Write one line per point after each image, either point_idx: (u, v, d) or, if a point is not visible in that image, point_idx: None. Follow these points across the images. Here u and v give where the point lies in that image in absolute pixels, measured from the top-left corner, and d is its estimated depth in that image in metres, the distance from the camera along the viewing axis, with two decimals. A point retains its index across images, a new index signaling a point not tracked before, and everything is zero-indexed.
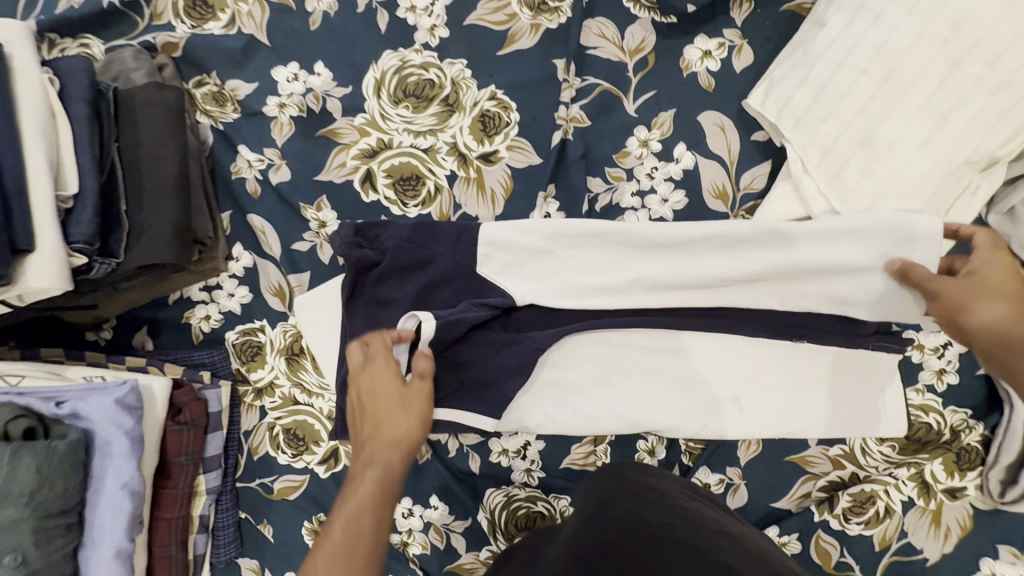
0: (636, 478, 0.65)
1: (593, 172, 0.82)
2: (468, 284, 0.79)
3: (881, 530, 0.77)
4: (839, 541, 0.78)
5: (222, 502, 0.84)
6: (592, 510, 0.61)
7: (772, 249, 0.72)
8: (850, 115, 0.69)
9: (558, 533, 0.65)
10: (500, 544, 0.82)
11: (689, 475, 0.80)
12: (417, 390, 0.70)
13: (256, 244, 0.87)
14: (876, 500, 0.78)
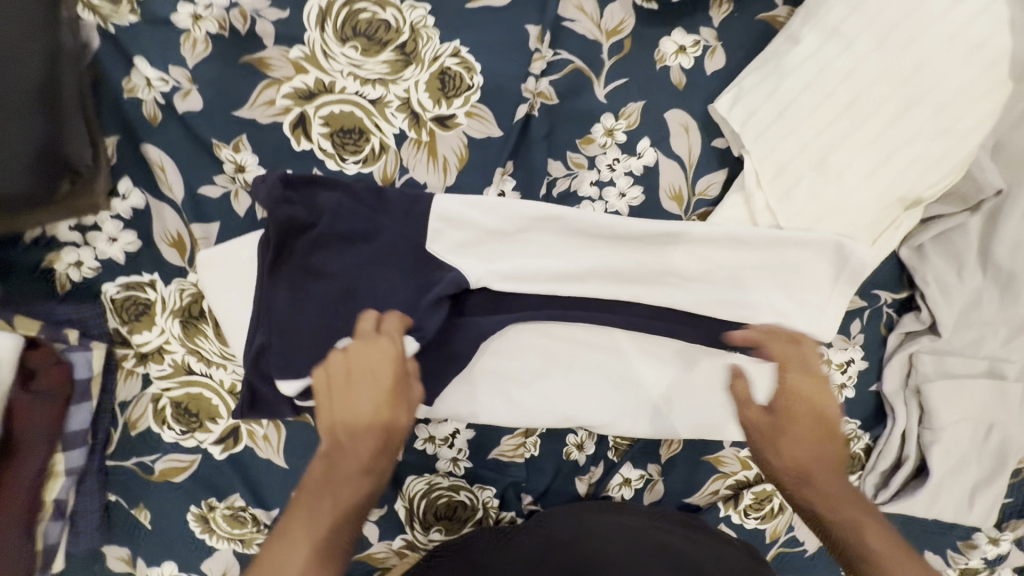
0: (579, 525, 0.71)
1: (556, 154, 0.78)
2: (412, 264, 0.73)
3: (773, 524, 0.85)
4: (736, 531, 0.85)
5: (84, 484, 0.71)
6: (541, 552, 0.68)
7: (721, 249, 0.75)
8: (808, 137, 0.71)
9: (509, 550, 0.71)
10: (417, 533, 0.79)
11: (612, 472, 0.81)
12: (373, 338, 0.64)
13: (150, 182, 0.72)
14: (772, 497, 0.84)
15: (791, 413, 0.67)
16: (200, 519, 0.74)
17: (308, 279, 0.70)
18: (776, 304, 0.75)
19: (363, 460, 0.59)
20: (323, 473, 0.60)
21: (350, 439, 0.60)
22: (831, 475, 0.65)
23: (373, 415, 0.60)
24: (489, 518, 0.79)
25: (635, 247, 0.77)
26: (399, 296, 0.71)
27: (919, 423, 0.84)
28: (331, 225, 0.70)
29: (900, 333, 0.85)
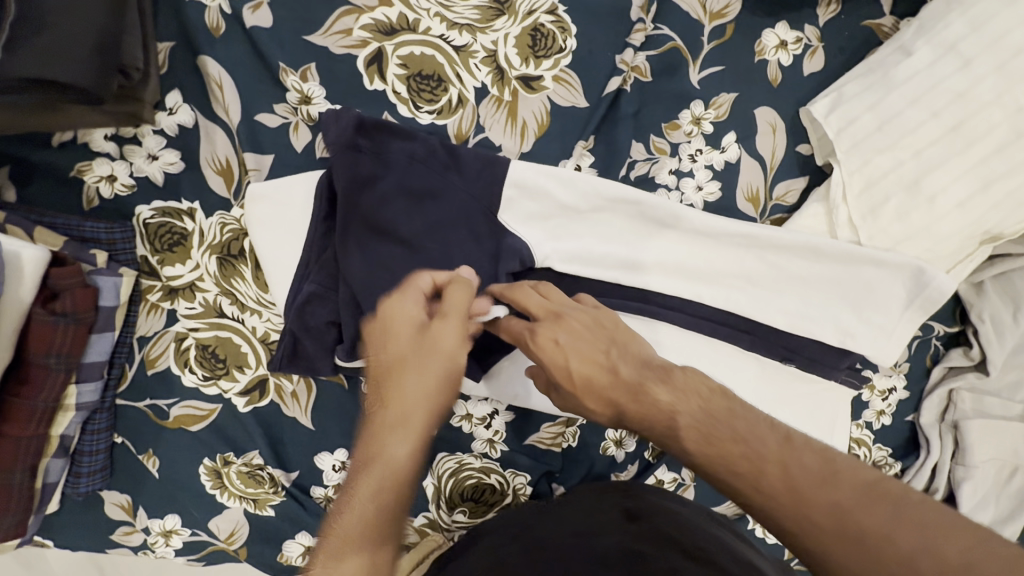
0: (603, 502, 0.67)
1: (639, 136, 0.73)
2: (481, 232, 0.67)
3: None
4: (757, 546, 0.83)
5: (93, 421, 0.65)
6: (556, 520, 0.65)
7: (796, 258, 0.72)
8: (906, 154, 0.69)
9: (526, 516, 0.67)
10: (440, 512, 0.75)
11: (647, 473, 0.78)
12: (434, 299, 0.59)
13: (203, 99, 0.65)
14: None
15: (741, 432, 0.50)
16: (211, 473, 0.69)
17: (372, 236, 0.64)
18: (841, 321, 0.73)
19: (427, 390, 0.53)
20: (389, 416, 0.51)
21: (403, 370, 0.53)
22: (836, 514, 0.43)
23: (422, 361, 0.54)
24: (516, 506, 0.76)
25: (707, 244, 0.73)
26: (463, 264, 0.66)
27: (951, 458, 0.84)
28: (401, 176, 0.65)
29: (944, 366, 0.85)
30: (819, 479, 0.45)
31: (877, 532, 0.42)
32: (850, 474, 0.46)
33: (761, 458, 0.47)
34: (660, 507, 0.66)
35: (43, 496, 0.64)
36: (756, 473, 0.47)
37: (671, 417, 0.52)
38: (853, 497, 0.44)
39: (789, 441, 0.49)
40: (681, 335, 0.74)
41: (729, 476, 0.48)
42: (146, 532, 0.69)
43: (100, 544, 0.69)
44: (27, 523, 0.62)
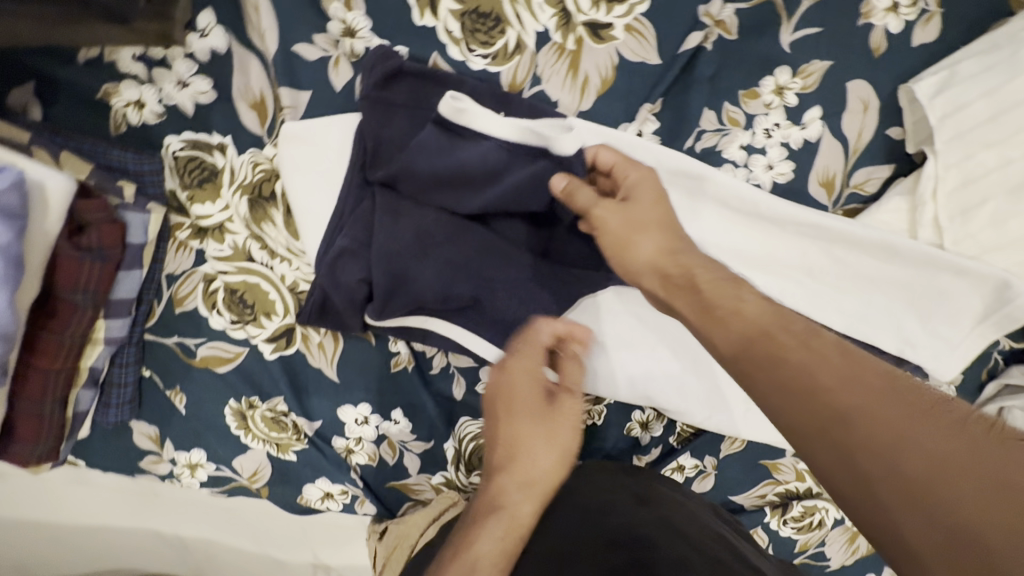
0: (618, 483, 0.66)
1: (713, 102, 0.65)
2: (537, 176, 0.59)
3: (806, 537, 0.83)
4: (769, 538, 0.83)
5: (122, 354, 0.65)
6: (556, 496, 0.64)
7: (868, 256, 0.66)
8: (1018, 151, 0.60)
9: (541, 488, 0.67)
10: (458, 474, 0.74)
11: (670, 457, 0.77)
12: None
13: (238, 21, 0.59)
14: (815, 513, 0.81)
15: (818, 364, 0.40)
16: (236, 415, 0.69)
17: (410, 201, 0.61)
18: (904, 329, 0.67)
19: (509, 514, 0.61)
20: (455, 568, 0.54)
21: (486, 517, 0.60)
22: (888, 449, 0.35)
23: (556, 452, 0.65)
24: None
25: (772, 231, 0.67)
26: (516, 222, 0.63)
27: None
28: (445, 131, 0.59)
29: (1001, 383, 0.79)
30: (870, 404, 0.37)
31: (905, 479, 0.35)
32: (912, 399, 0.37)
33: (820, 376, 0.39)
34: (668, 494, 0.64)
35: (74, 425, 0.64)
36: (824, 389, 0.38)
37: (786, 354, 0.41)
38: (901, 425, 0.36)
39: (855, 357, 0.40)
40: None
41: (784, 403, 0.39)
42: (172, 463, 0.70)
43: (129, 469, 0.71)
44: (60, 448, 0.63)
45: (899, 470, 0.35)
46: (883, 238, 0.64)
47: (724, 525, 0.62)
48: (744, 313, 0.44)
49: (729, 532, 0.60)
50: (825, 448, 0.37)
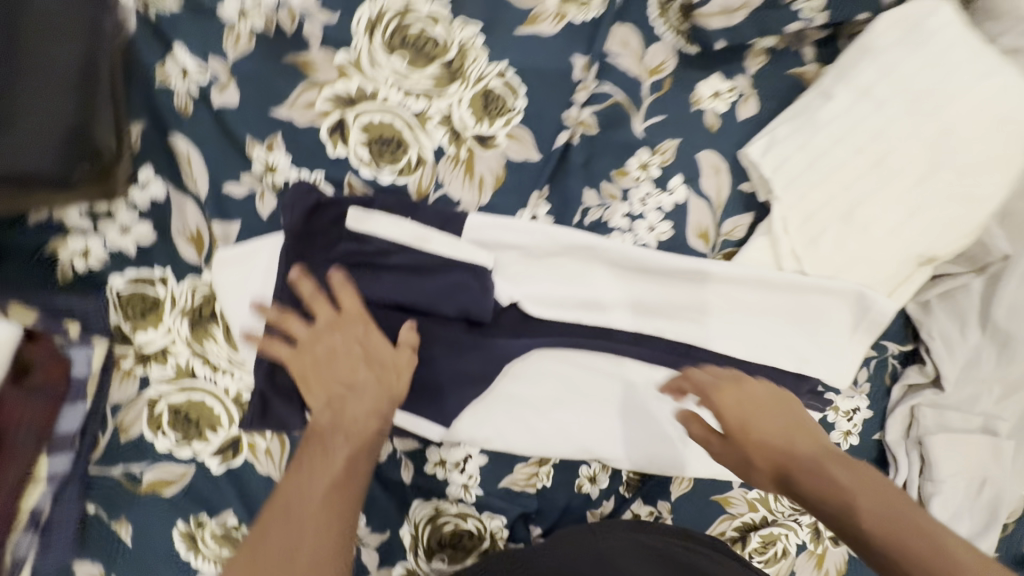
0: (591, 540, 0.71)
1: (590, 183, 0.78)
2: (451, 274, 0.71)
3: (776, 569, 0.85)
4: None
5: (64, 492, 0.64)
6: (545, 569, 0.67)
7: (748, 290, 0.76)
8: (835, 189, 0.74)
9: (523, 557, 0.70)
10: (419, 561, 0.75)
11: (622, 507, 0.80)
12: (353, 323, 0.66)
13: (175, 172, 0.68)
14: (777, 542, 0.84)
15: (822, 468, 0.62)
16: (185, 537, 0.69)
17: None
18: (796, 348, 0.76)
19: (355, 421, 0.61)
20: (310, 463, 0.58)
21: (338, 400, 0.62)
22: (833, 494, 0.60)
23: (376, 376, 0.64)
24: (495, 547, 0.77)
25: (663, 282, 0.77)
26: (442, 305, 0.72)
27: (919, 474, 0.85)
28: (343, 296, 0.66)
29: (903, 384, 0.87)
30: (884, 522, 0.56)
31: (885, 539, 0.55)
32: (880, 486, 0.59)
33: (793, 463, 0.64)
34: (606, 539, 0.71)
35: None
36: (817, 497, 0.61)
37: (817, 463, 0.63)
38: (875, 514, 0.57)
39: (846, 462, 0.63)
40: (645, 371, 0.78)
41: (822, 500, 0.61)
42: None
43: None
44: None
45: (907, 518, 0.56)
46: (754, 274, 0.75)
47: (666, 544, 0.71)
48: (709, 378, 0.69)
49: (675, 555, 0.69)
50: (829, 511, 0.60)
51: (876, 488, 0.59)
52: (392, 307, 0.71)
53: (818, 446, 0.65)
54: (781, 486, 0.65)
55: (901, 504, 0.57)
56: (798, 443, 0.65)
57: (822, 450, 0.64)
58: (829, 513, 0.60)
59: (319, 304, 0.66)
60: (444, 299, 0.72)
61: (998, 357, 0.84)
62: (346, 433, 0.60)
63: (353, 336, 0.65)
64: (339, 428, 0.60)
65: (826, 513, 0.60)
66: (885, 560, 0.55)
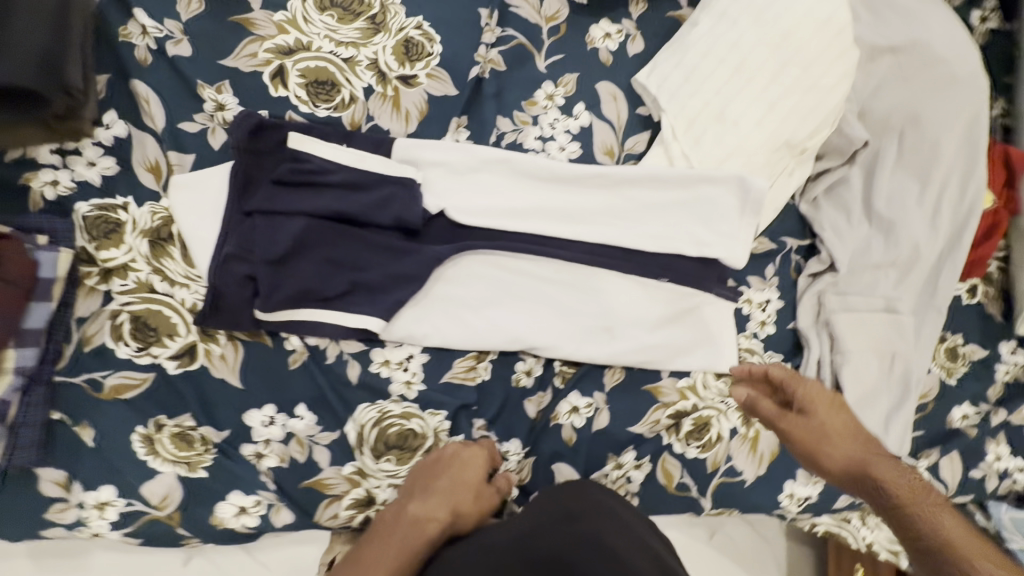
0: (581, 498, 0.75)
1: (503, 112, 0.90)
2: (383, 187, 0.81)
3: (713, 454, 0.90)
4: (680, 463, 0.90)
5: (31, 394, 0.71)
6: (539, 522, 0.72)
7: (647, 187, 0.86)
8: (710, 95, 0.85)
9: (513, 520, 0.75)
10: (365, 459, 0.81)
11: (559, 400, 0.87)
12: (490, 493, 0.82)
13: (136, 114, 0.79)
14: (711, 428, 0.90)
15: (855, 433, 0.87)
16: (144, 440, 0.74)
17: (281, 216, 0.78)
18: (694, 235, 0.86)
19: (388, 566, 0.73)
20: (386, 573, 0.72)
21: (367, 559, 0.74)
22: (862, 483, 0.85)
23: (400, 547, 0.75)
24: (438, 446, 0.83)
25: (574, 189, 0.87)
26: (373, 214, 0.80)
27: (830, 351, 0.93)
28: (432, 496, 0.78)
29: (807, 274, 0.96)
30: (900, 492, 0.83)
31: (913, 506, 0.81)
32: (890, 466, 0.85)
33: (872, 466, 0.85)
34: (583, 496, 0.75)
35: None
36: (879, 492, 0.84)
37: (824, 429, 0.86)
38: (928, 513, 0.80)
39: (883, 457, 0.86)
40: (569, 268, 0.86)
41: (853, 483, 0.86)
42: (81, 507, 0.73)
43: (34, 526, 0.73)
44: None
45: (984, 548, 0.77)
46: (651, 172, 0.85)
47: (650, 538, 0.73)
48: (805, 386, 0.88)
49: (658, 545, 0.72)
50: (857, 487, 0.85)
51: (867, 450, 0.86)
52: (330, 218, 0.80)
53: (857, 441, 0.87)
54: (844, 476, 0.86)
55: (932, 501, 0.82)
56: (845, 461, 0.85)
57: (841, 426, 0.87)
58: (841, 471, 0.86)
59: (433, 497, 0.78)
60: (377, 208, 0.80)
61: (885, 229, 0.94)
62: (370, 572, 0.73)
63: (451, 500, 0.78)
64: (366, 570, 0.73)
65: (860, 489, 0.85)
66: (934, 542, 0.78)
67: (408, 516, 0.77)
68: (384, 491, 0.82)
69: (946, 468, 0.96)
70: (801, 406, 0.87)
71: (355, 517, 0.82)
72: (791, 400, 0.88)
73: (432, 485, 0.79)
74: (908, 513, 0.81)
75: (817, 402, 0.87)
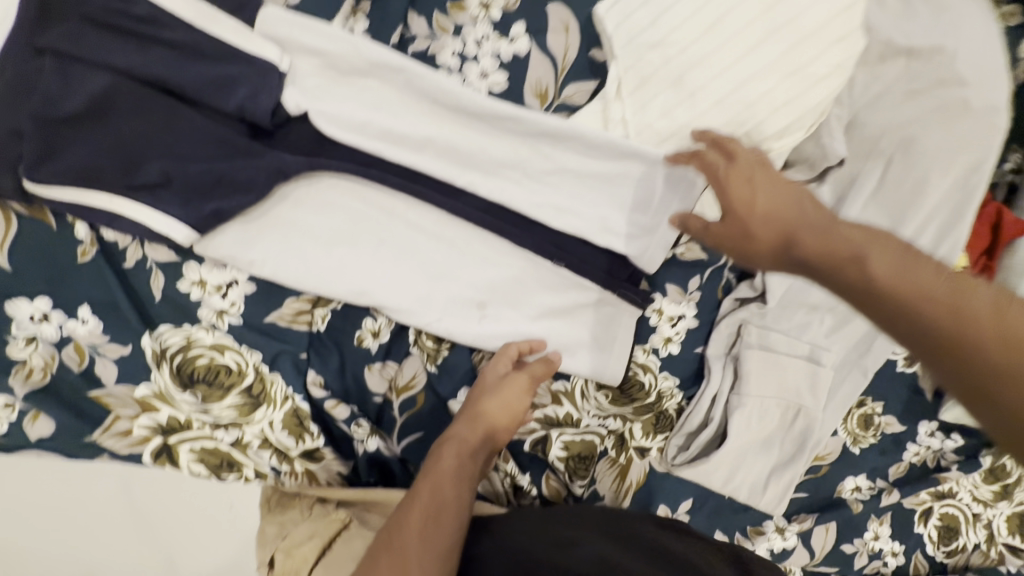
0: (600, 514, 0.68)
1: (419, 10, 0.72)
2: (227, 64, 0.63)
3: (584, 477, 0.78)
4: (561, 482, 0.79)
5: None
6: (552, 524, 0.66)
7: (568, 149, 0.69)
8: (672, 51, 0.68)
9: (553, 511, 0.69)
10: (170, 384, 0.68)
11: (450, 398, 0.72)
12: (523, 387, 0.70)
13: None
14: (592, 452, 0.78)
15: (825, 218, 0.52)
16: None
17: (80, 66, 0.60)
18: (606, 220, 0.72)
19: (455, 490, 0.62)
20: (417, 510, 0.60)
21: (420, 487, 0.62)
22: (903, 301, 0.45)
23: (460, 474, 0.64)
24: (262, 386, 0.70)
25: (481, 128, 0.69)
26: (212, 96, 0.63)
27: (731, 388, 0.82)
28: (500, 390, 0.69)
29: (733, 298, 0.83)
30: (893, 267, 0.46)
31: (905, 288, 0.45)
32: (913, 269, 0.46)
33: (794, 224, 0.53)
34: (616, 514, 0.69)
35: None
36: (861, 281, 0.47)
37: (789, 231, 0.53)
38: (887, 262, 0.47)
39: (820, 215, 0.53)
40: (451, 224, 0.72)
41: (876, 307, 0.46)
42: None
43: None
44: None
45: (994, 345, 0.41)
46: (577, 130, 0.67)
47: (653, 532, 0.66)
48: (747, 181, 0.58)
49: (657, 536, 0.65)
50: (841, 291, 0.49)
51: (854, 226, 0.50)
52: (149, 86, 0.62)
53: (852, 232, 0.49)
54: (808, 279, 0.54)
55: (914, 254, 0.47)
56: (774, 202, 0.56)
57: (779, 188, 0.56)
58: (812, 259, 0.51)
59: (494, 390, 0.69)
60: (217, 88, 0.63)
61: None
62: (431, 488, 0.61)
63: (499, 392, 0.69)
64: (439, 486, 0.62)
65: (809, 268, 0.51)
66: (956, 347, 0.43)
67: (477, 413, 0.68)
68: (192, 425, 0.69)
69: (818, 537, 0.87)
70: (732, 203, 0.58)
71: (152, 444, 0.68)
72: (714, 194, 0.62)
73: (490, 387, 0.69)
74: (855, 275, 0.47)
75: (744, 157, 0.60)
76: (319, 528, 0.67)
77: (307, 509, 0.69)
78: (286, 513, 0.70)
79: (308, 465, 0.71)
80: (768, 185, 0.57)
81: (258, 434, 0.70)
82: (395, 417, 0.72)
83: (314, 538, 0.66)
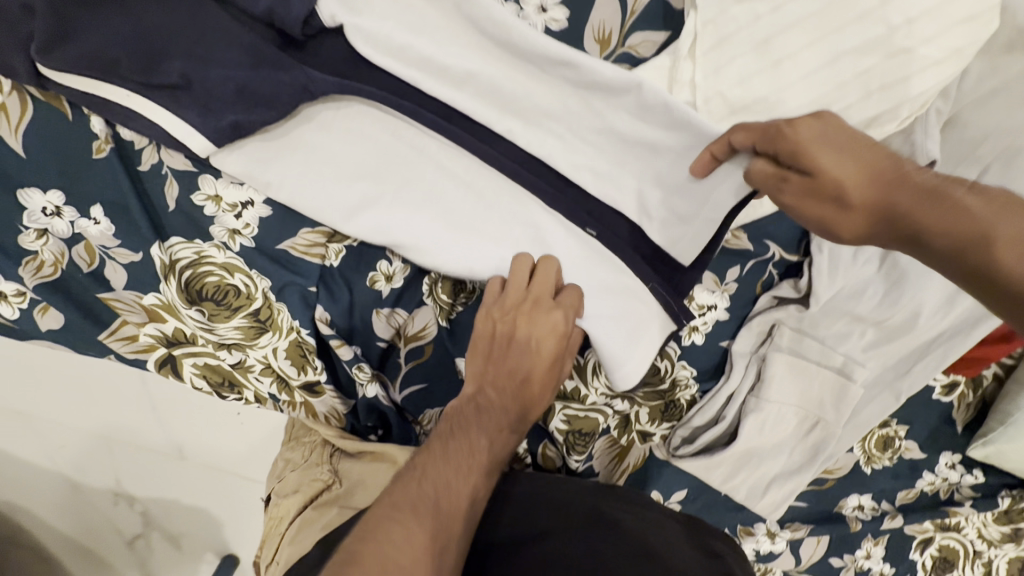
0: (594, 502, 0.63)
1: None
2: None
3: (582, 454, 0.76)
4: (558, 454, 0.77)
5: None
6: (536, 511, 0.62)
7: (623, 107, 0.61)
8: (763, 7, 0.58)
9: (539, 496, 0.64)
10: (177, 298, 0.67)
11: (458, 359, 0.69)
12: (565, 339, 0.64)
13: None
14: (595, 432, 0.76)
15: (904, 187, 0.49)
16: None
17: None
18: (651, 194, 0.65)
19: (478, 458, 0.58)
20: (435, 474, 0.55)
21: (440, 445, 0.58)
22: (988, 264, 0.45)
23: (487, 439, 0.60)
24: (269, 313, 0.68)
25: (529, 71, 0.62)
26: None
27: (750, 389, 0.77)
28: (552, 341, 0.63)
29: (772, 295, 0.77)
30: (978, 230, 0.46)
31: (1004, 257, 0.44)
32: (998, 223, 0.45)
33: (864, 191, 0.50)
34: (600, 499, 0.63)
35: None
36: (949, 253, 0.47)
37: (860, 199, 0.50)
38: (971, 225, 0.46)
39: (898, 182, 0.49)
40: (480, 172, 0.67)
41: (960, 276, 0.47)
42: None
43: None
44: None
45: None
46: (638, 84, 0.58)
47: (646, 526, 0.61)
48: (812, 143, 0.51)
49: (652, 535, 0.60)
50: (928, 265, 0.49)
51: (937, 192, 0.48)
52: None
53: (930, 198, 0.48)
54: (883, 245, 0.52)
55: (996, 211, 0.46)
56: (847, 169, 0.50)
57: (849, 151, 0.51)
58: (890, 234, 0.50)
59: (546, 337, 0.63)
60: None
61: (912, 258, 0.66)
62: (456, 452, 0.57)
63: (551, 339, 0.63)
64: (458, 446, 0.57)
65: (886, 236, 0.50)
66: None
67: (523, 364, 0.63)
68: (198, 340, 0.69)
69: (808, 547, 0.85)
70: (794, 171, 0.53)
71: (156, 354, 0.70)
72: (775, 152, 0.54)
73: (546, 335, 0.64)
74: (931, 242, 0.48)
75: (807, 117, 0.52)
76: (303, 483, 0.68)
77: (307, 454, 0.72)
78: (292, 450, 0.74)
79: (308, 397, 0.71)
80: (837, 146, 0.51)
81: (262, 358, 0.70)
82: (400, 363, 0.70)
83: (299, 492, 0.67)
